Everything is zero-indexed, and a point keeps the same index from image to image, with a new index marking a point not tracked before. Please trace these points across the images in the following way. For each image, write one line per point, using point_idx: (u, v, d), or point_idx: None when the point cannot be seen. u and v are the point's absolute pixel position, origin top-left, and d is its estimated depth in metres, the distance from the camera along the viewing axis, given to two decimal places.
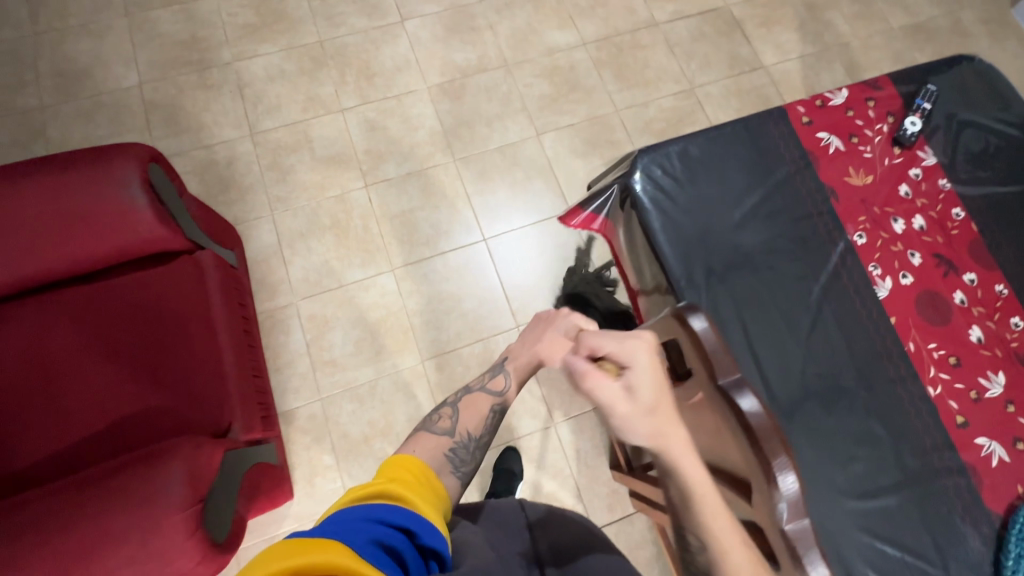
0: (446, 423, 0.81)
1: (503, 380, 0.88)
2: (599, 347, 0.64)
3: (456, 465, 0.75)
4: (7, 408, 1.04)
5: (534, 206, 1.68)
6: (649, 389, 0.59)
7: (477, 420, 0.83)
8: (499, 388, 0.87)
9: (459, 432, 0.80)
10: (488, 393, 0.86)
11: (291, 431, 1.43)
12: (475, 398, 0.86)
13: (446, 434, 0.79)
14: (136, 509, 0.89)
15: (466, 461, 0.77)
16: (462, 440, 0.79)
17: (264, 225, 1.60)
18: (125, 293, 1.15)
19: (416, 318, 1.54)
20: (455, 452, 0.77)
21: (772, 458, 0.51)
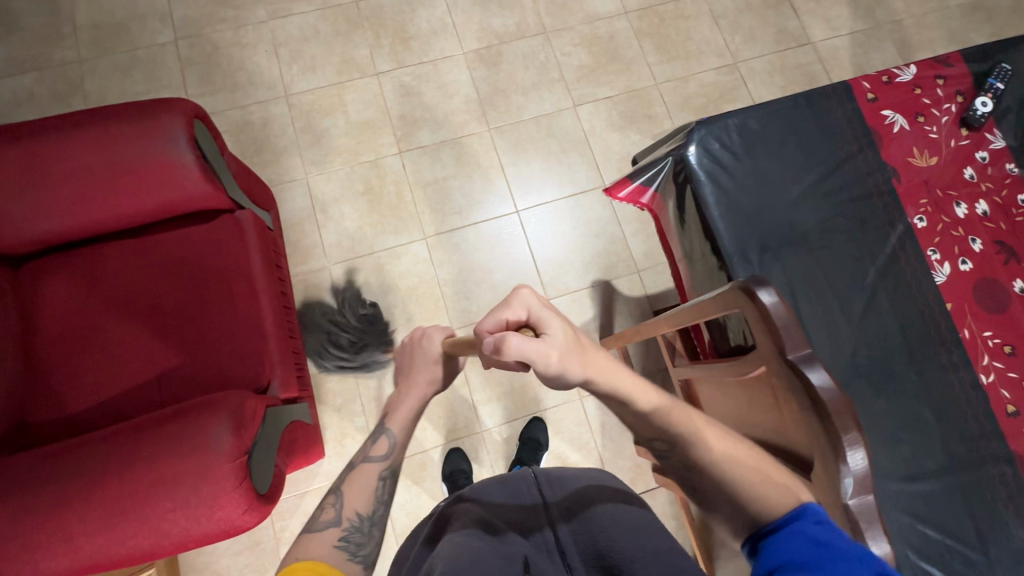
0: (328, 514, 0.75)
1: (385, 443, 0.82)
2: (499, 319, 0.65)
3: (352, 552, 0.71)
4: (59, 356, 1.08)
5: (567, 179, 1.66)
6: (562, 331, 0.64)
7: (365, 494, 0.80)
8: (382, 450, 0.82)
9: (346, 518, 0.75)
10: (370, 464, 0.82)
11: (322, 392, 1.46)
12: (359, 474, 0.82)
13: (333, 524, 0.74)
14: (187, 457, 0.92)
15: (362, 542, 0.74)
16: (352, 526, 0.75)
17: (298, 188, 1.60)
18: (170, 249, 1.17)
19: (447, 287, 1.55)
20: (347, 539, 0.73)
21: (842, 433, 0.51)
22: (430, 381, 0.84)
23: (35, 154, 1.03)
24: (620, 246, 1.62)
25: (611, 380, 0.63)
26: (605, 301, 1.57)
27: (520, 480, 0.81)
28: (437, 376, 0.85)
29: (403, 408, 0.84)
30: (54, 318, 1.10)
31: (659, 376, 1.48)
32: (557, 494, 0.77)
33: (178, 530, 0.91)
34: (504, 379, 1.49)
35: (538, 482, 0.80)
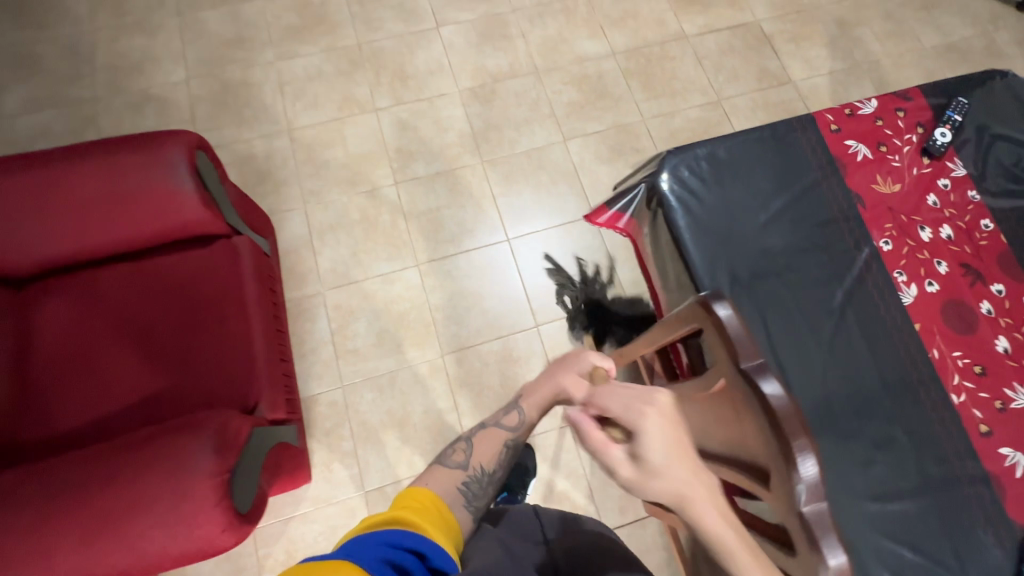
0: (460, 456, 0.85)
1: (516, 417, 0.90)
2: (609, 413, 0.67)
3: (469, 499, 0.78)
4: (50, 375, 1.09)
5: (557, 209, 1.71)
6: (654, 459, 0.60)
7: (490, 453, 0.87)
8: (514, 423, 0.90)
9: (472, 467, 0.83)
10: (499, 430, 0.89)
11: (312, 416, 1.46)
12: (488, 435, 0.89)
13: (459, 467, 0.82)
14: (170, 474, 0.93)
15: (479, 494, 0.80)
16: (476, 474, 0.83)
17: (296, 217, 1.65)
18: (167, 273, 1.21)
19: (438, 313, 1.57)
20: (468, 485, 0.80)
21: (795, 444, 0.52)
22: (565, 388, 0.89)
23: (45, 180, 1.09)
24: (609, 274, 1.65)
25: (696, 517, 0.58)
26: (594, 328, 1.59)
27: (524, 513, 0.91)
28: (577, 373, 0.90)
29: (540, 393, 0.92)
30: (48, 337, 1.13)
31: None
32: (558, 533, 0.88)
33: (159, 547, 0.92)
34: (495, 404, 1.50)
35: (538, 516, 0.91)
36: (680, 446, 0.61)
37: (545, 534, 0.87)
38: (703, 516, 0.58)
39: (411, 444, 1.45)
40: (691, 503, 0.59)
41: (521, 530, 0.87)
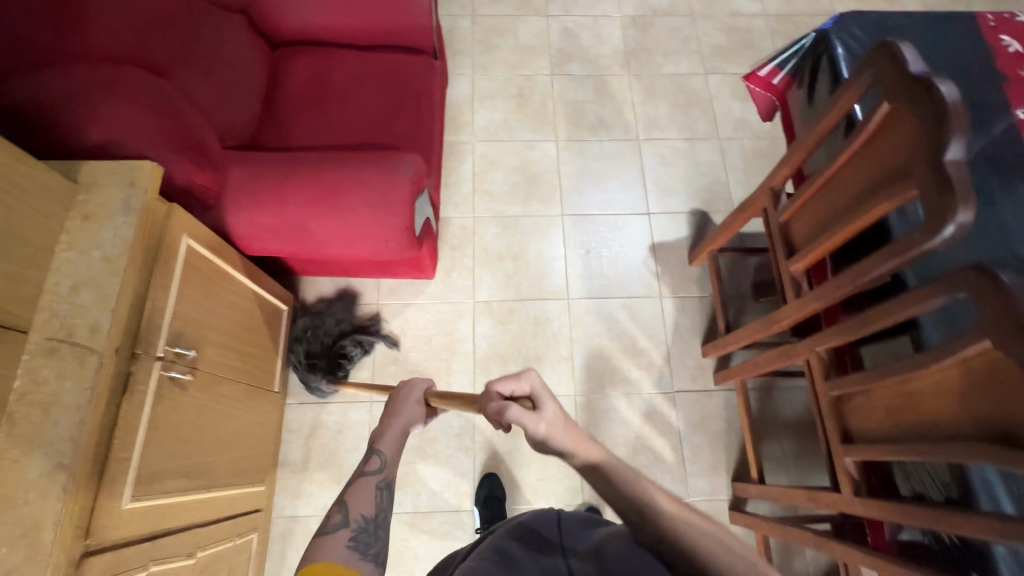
0: (337, 517, 0.74)
1: (379, 460, 0.82)
2: (506, 389, 0.76)
3: (363, 552, 0.71)
4: (287, 109, 1.39)
5: (687, 126, 1.89)
6: (551, 408, 0.71)
7: (368, 503, 0.78)
8: (376, 465, 0.81)
9: (353, 519, 0.75)
10: (365, 477, 0.81)
11: (443, 232, 1.70)
12: (359, 485, 0.80)
13: (343, 526, 0.74)
14: (377, 171, 1.16)
15: (371, 541, 0.74)
16: (360, 527, 0.74)
17: (464, 80, 1.93)
18: (382, 62, 1.47)
19: (566, 181, 1.79)
20: (356, 540, 0.72)
21: (951, 130, 0.68)
22: (409, 419, 0.90)
23: None
24: (722, 188, 1.81)
25: (591, 454, 0.68)
26: (699, 226, 1.75)
27: (539, 518, 0.70)
28: (416, 415, 0.91)
29: (389, 434, 0.87)
30: (289, 83, 1.42)
31: (738, 298, 1.62)
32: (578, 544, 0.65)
33: (358, 222, 1.16)
34: (600, 265, 1.68)
35: (559, 525, 0.68)
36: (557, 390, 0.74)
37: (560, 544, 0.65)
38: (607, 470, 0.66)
39: (519, 275, 1.66)
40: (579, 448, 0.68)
41: (537, 547, 0.65)
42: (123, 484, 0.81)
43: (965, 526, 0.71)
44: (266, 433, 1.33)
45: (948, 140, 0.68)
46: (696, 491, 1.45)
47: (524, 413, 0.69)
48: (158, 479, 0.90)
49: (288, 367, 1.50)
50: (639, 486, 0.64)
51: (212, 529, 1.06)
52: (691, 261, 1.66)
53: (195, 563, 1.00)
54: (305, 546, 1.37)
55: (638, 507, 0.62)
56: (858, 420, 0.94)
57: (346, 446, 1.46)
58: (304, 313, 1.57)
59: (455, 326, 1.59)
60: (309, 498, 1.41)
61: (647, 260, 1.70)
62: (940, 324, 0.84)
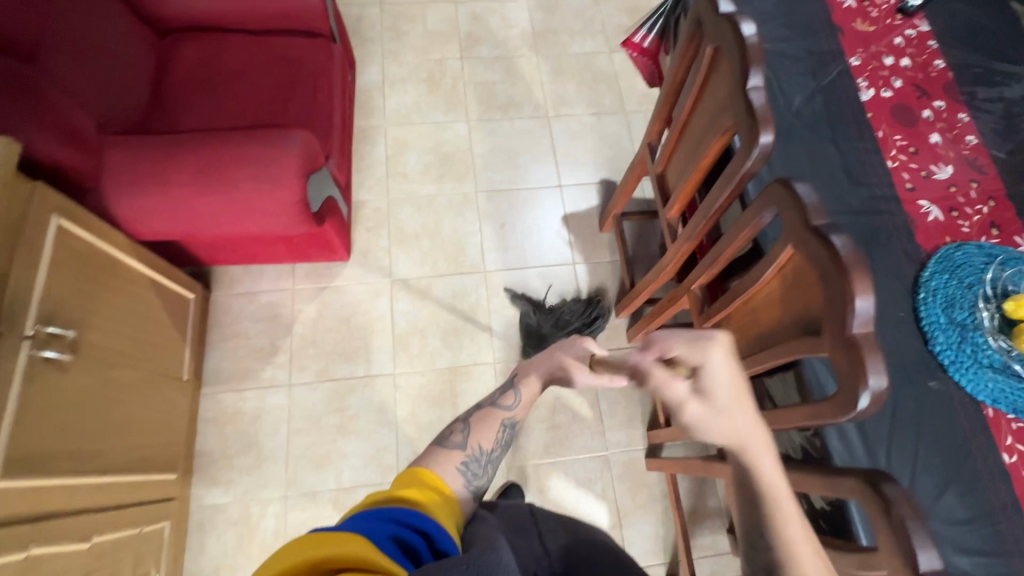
0: (457, 437, 0.77)
1: (513, 396, 0.87)
2: (666, 347, 0.71)
3: (470, 480, 0.71)
4: (179, 94, 1.37)
5: (594, 101, 1.96)
6: (724, 394, 0.67)
7: (489, 434, 0.80)
8: (510, 402, 0.86)
9: (471, 445, 0.77)
10: (494, 410, 0.84)
11: (358, 215, 1.71)
12: (482, 416, 0.84)
13: (459, 447, 0.75)
14: (262, 147, 1.16)
15: (480, 474, 0.73)
16: (476, 454, 0.76)
17: (373, 66, 1.94)
18: (277, 46, 1.47)
19: (479, 159, 1.83)
20: (467, 465, 0.73)
21: (750, 63, 0.76)
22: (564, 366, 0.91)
23: None
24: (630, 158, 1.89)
25: (752, 462, 0.62)
26: (608, 195, 1.82)
27: (517, 514, 0.71)
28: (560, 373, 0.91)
29: (536, 373, 0.91)
30: (180, 68, 1.41)
31: (646, 259, 1.69)
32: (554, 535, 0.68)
33: (245, 195, 1.16)
34: (516, 237, 1.73)
35: (535, 516, 0.71)
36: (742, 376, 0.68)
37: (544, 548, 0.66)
38: (773, 493, 0.61)
39: (436, 252, 1.69)
40: (745, 445, 0.64)
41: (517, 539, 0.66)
42: None
43: (795, 418, 0.77)
44: (175, 422, 1.31)
45: (745, 65, 0.76)
46: (613, 443, 1.51)
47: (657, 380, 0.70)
48: (35, 461, 0.88)
49: (200, 357, 1.48)
50: (785, 529, 0.59)
51: (110, 515, 1.04)
52: (601, 228, 1.72)
53: (90, 549, 0.98)
54: (225, 533, 1.35)
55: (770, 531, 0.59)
56: None
57: (265, 430, 1.45)
58: (215, 303, 1.55)
59: (373, 305, 1.60)
60: (228, 486, 1.39)
61: (559, 229, 1.76)
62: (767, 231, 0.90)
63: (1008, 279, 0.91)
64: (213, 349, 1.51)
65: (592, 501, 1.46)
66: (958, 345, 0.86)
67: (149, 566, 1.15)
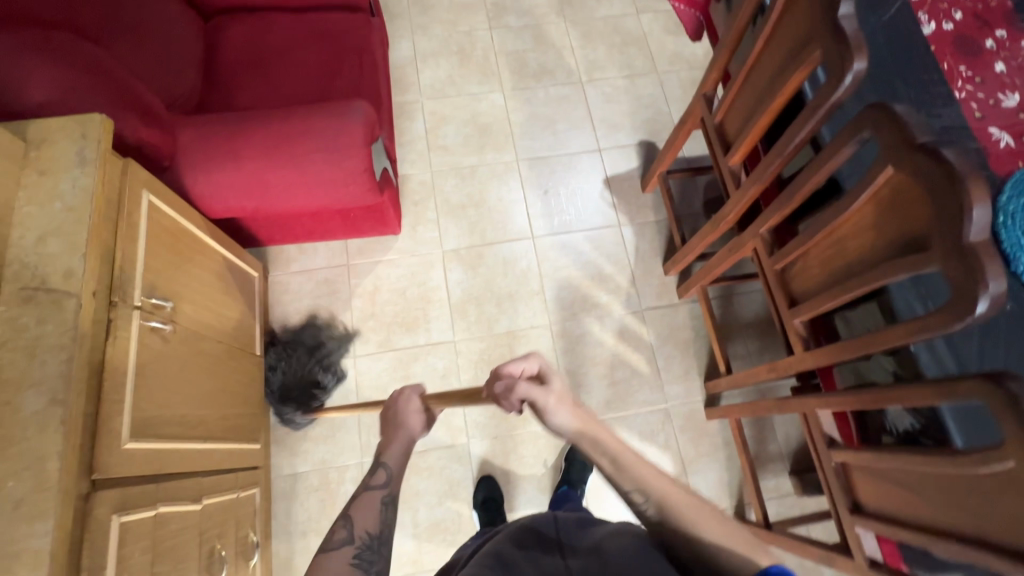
0: (341, 531, 0.71)
1: (383, 473, 0.78)
2: (518, 369, 0.81)
3: (367, 570, 0.68)
4: (231, 75, 1.39)
5: (626, 64, 1.96)
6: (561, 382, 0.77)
7: (371, 519, 0.74)
8: (382, 478, 0.77)
9: (358, 535, 0.72)
10: (373, 490, 0.77)
11: (403, 190, 1.73)
12: (363, 499, 0.76)
13: (346, 541, 0.70)
14: (329, 119, 1.18)
15: (375, 560, 0.70)
16: (365, 544, 0.71)
17: (404, 42, 1.94)
18: (320, 21, 1.47)
19: (516, 129, 1.84)
20: (360, 556, 0.69)
21: None
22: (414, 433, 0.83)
23: None
24: (666, 119, 1.89)
25: (594, 433, 0.72)
26: (648, 157, 1.83)
27: (540, 523, 0.74)
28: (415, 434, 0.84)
29: (395, 443, 0.82)
30: (228, 49, 1.42)
31: (692, 216, 1.71)
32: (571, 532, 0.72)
33: (318, 167, 1.18)
34: (560, 203, 1.75)
35: (557, 526, 0.74)
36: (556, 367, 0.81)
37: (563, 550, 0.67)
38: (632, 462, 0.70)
39: (483, 222, 1.71)
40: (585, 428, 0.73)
41: (535, 546, 0.69)
42: (119, 425, 0.83)
43: (895, 338, 0.80)
44: (252, 395, 1.34)
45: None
46: (673, 396, 1.55)
47: (533, 389, 0.76)
48: (154, 425, 0.93)
49: (267, 334, 1.51)
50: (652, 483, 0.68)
51: (212, 479, 1.08)
52: (644, 188, 1.74)
53: (202, 510, 1.02)
54: (308, 499, 1.41)
55: (646, 490, 0.68)
56: (801, 284, 1.04)
57: (336, 401, 1.49)
58: (274, 282, 1.59)
59: (427, 276, 1.63)
60: (306, 455, 1.44)
61: (601, 192, 1.78)
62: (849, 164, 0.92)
63: None
64: (278, 326, 1.55)
65: (656, 452, 1.50)
66: None
67: (247, 529, 1.19)
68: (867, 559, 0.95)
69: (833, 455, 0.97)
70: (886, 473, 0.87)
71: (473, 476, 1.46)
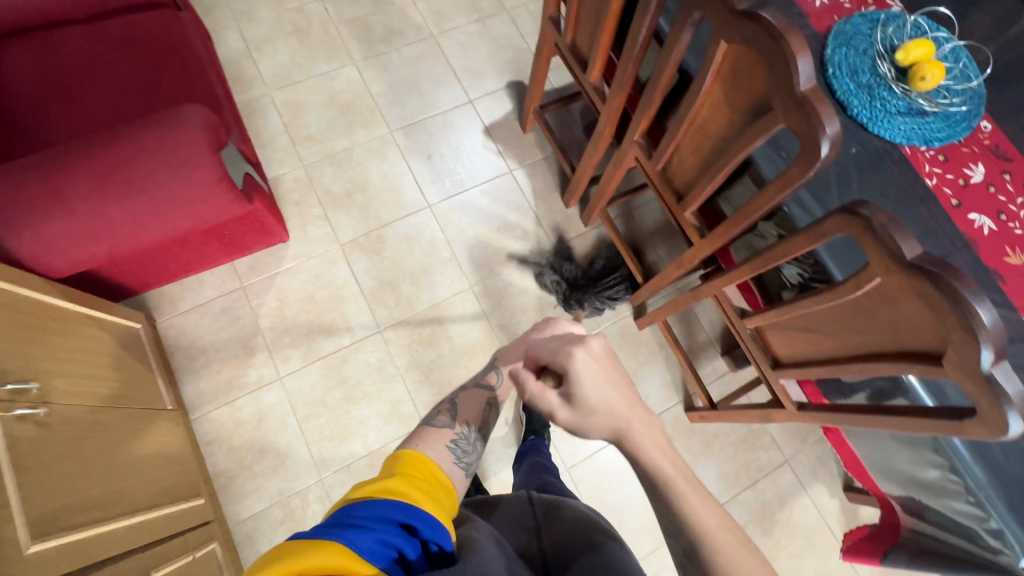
0: (445, 416, 0.79)
1: (496, 374, 0.88)
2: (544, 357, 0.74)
3: (459, 457, 0.74)
4: (29, 111, 1.19)
5: (473, 8, 1.90)
6: (588, 402, 0.68)
7: (475, 411, 0.83)
8: (494, 380, 0.87)
9: (459, 425, 0.79)
10: (481, 388, 0.86)
11: (279, 192, 1.60)
12: (470, 394, 0.85)
13: (448, 427, 0.77)
14: (160, 132, 1.05)
15: (468, 451, 0.76)
16: (465, 433, 0.78)
17: (230, 33, 1.75)
18: (116, 26, 1.28)
19: (381, 99, 1.74)
20: (457, 443, 0.76)
21: None
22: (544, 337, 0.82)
23: None
24: (528, 55, 1.87)
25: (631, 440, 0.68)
26: (520, 97, 1.81)
27: (518, 509, 0.76)
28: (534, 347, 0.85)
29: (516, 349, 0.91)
30: (14, 82, 1.20)
31: (575, 143, 1.73)
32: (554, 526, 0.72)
33: (162, 190, 1.05)
34: (447, 165, 1.70)
35: (534, 515, 0.75)
36: (608, 371, 0.69)
37: (539, 534, 0.71)
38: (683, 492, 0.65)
39: (375, 204, 1.63)
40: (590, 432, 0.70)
41: (513, 534, 0.72)
42: (13, 532, 0.73)
43: (767, 199, 0.86)
44: (178, 452, 1.23)
45: None
46: (603, 318, 1.60)
47: (545, 398, 0.72)
48: (61, 518, 0.83)
49: (174, 384, 1.38)
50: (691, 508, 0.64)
51: (157, 552, 0.99)
52: (524, 128, 1.73)
53: None
54: (276, 535, 1.33)
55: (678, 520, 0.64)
56: (682, 178, 1.09)
57: (274, 429, 1.40)
58: (166, 328, 1.44)
59: (333, 274, 1.54)
60: (259, 492, 1.36)
61: (485, 143, 1.75)
62: (693, 48, 0.95)
63: (891, 36, 1.01)
64: (185, 373, 1.41)
65: None
66: (870, 103, 0.94)
67: None
68: (795, 403, 1.05)
69: (747, 323, 1.05)
70: (789, 323, 0.95)
71: None
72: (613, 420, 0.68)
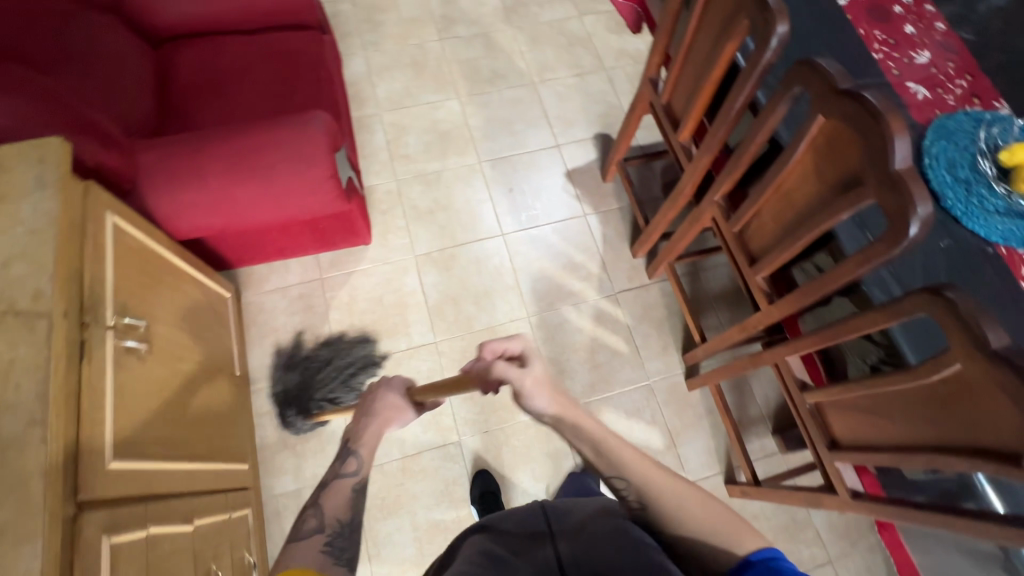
0: (311, 522, 0.73)
1: (355, 458, 0.81)
2: (499, 349, 0.84)
3: (338, 556, 0.69)
4: (186, 99, 1.39)
5: (574, 64, 2.04)
6: (539, 369, 0.80)
7: (343, 507, 0.76)
8: (353, 466, 0.80)
9: (328, 524, 0.73)
10: (345, 478, 0.79)
11: (371, 200, 1.74)
12: (336, 487, 0.79)
13: (315, 530, 0.71)
14: (290, 129, 1.20)
15: (347, 546, 0.71)
16: (336, 531, 0.73)
17: (357, 59, 1.97)
18: (270, 41, 1.49)
19: (476, 132, 1.89)
20: (330, 544, 0.70)
21: None
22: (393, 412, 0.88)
23: None
24: (619, 112, 1.97)
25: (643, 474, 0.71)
26: (605, 148, 1.90)
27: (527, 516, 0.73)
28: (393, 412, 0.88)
29: (367, 430, 0.84)
30: (181, 75, 1.42)
31: (652, 199, 1.78)
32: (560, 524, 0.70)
33: (279, 178, 1.19)
34: (525, 200, 1.79)
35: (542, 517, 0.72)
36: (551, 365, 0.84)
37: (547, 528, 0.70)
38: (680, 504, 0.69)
39: (453, 225, 1.73)
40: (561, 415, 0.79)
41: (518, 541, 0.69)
42: (101, 444, 0.82)
43: (846, 273, 0.86)
44: (234, 416, 1.32)
45: None
46: (654, 371, 1.59)
47: (508, 369, 0.79)
48: (137, 446, 0.91)
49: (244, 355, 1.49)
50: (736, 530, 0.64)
51: (203, 501, 1.06)
52: (604, 178, 1.81)
53: (195, 531, 1.00)
54: None
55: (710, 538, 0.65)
56: (758, 243, 1.10)
57: None
58: (249, 304, 1.57)
59: (403, 282, 1.64)
60: (297, 473, 1.42)
61: (564, 185, 1.83)
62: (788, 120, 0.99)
63: (996, 137, 1.00)
64: (256, 348, 1.53)
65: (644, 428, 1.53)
66: (966, 198, 0.94)
67: (243, 550, 1.16)
68: (850, 491, 0.99)
69: (807, 398, 1.02)
70: (853, 403, 0.92)
71: (468, 472, 1.46)
72: (560, 404, 0.79)
